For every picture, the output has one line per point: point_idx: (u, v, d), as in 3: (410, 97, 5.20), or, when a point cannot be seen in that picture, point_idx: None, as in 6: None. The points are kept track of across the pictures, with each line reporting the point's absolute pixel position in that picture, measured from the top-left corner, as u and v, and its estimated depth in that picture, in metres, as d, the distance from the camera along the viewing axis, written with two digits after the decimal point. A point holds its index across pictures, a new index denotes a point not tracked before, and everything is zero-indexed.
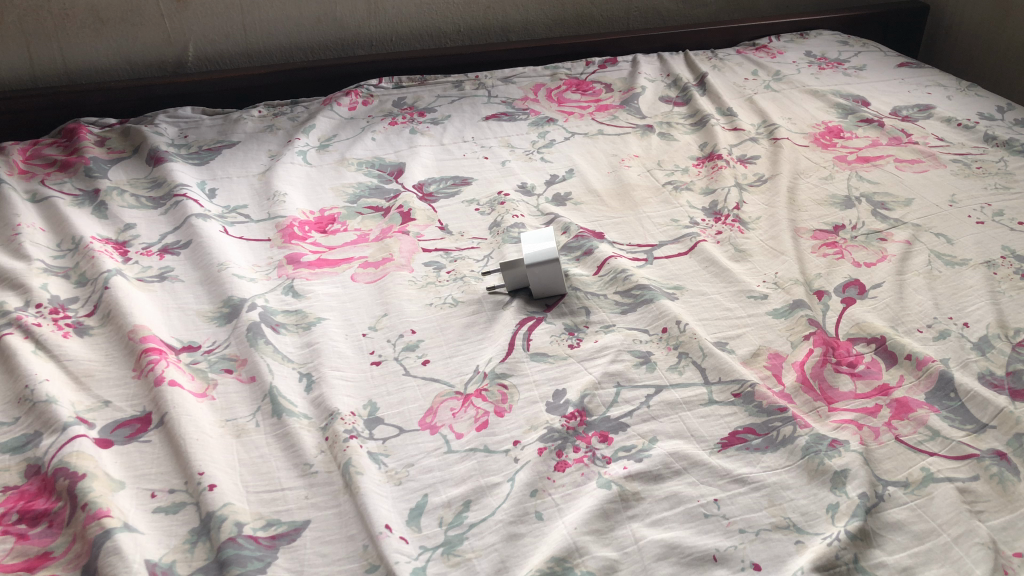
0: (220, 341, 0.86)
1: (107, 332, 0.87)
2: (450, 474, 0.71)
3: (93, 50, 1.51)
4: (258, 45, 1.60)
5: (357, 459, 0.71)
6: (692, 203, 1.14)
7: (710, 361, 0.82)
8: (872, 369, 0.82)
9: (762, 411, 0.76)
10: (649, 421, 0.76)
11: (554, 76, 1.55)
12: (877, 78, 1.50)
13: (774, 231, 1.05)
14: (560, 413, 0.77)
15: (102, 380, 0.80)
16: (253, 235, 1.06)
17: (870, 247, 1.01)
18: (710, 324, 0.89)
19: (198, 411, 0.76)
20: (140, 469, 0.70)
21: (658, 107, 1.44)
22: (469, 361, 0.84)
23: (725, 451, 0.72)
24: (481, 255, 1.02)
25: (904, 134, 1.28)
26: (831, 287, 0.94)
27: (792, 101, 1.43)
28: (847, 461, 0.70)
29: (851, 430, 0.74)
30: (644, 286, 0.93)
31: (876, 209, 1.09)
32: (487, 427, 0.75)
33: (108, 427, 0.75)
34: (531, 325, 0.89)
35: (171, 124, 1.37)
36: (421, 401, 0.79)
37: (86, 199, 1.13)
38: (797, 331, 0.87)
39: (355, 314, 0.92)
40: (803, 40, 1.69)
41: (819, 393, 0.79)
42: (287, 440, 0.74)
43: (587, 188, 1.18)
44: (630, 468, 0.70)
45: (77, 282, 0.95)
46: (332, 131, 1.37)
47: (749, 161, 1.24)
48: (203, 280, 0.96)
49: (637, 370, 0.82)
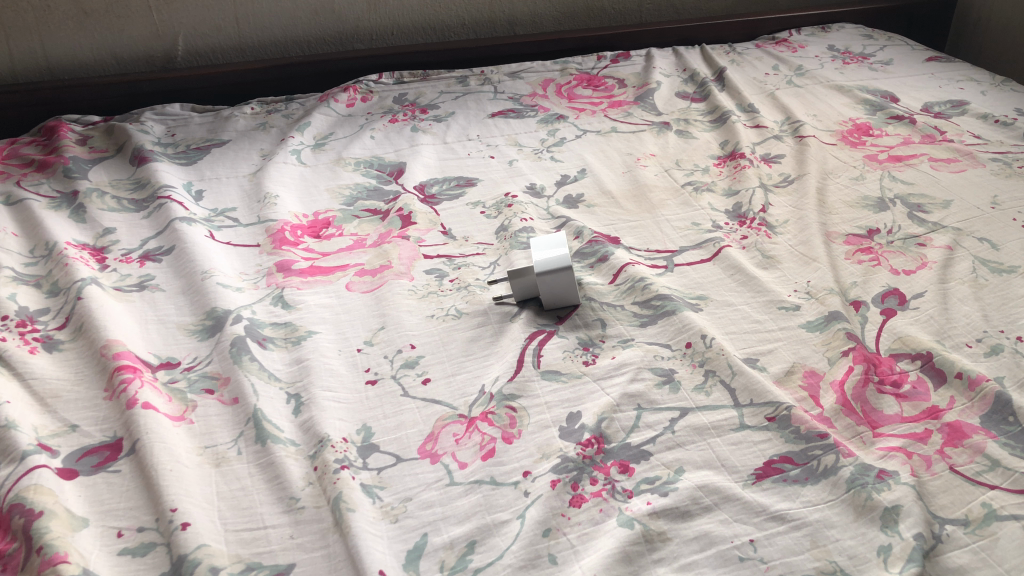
0: (202, 358, 0.79)
1: (78, 347, 0.79)
2: (453, 510, 0.63)
3: (77, 44, 1.44)
4: (251, 38, 1.53)
5: (347, 494, 0.63)
6: (714, 205, 1.06)
7: (740, 380, 0.74)
8: (919, 388, 0.74)
9: (800, 438, 0.68)
10: (674, 449, 0.68)
11: (564, 71, 1.47)
12: (905, 73, 1.42)
13: (804, 236, 0.97)
14: (574, 439, 0.69)
15: (70, 402, 0.73)
16: (242, 241, 0.99)
17: (907, 253, 0.93)
18: (738, 338, 0.81)
19: (174, 437, 0.68)
20: (107, 504, 0.63)
21: (675, 103, 1.36)
22: (474, 380, 0.76)
23: (760, 484, 0.65)
24: (487, 262, 0.95)
25: (938, 132, 1.20)
26: (869, 297, 0.86)
27: (816, 96, 1.35)
28: (898, 496, 0.62)
29: (900, 459, 0.66)
30: (664, 296, 0.85)
31: (911, 211, 1.01)
32: (494, 456, 0.68)
33: (73, 455, 0.67)
34: (542, 340, 0.81)
35: (158, 121, 1.29)
36: (421, 426, 0.71)
37: (63, 202, 1.05)
38: (834, 346, 0.79)
39: (350, 327, 0.84)
40: (825, 33, 1.61)
41: (862, 416, 0.71)
42: (272, 471, 0.66)
43: (600, 189, 1.10)
44: (654, 504, 0.63)
45: (49, 292, 0.87)
46: (329, 129, 1.29)
47: (773, 161, 1.16)
48: (185, 290, 0.88)
49: (660, 390, 0.74)
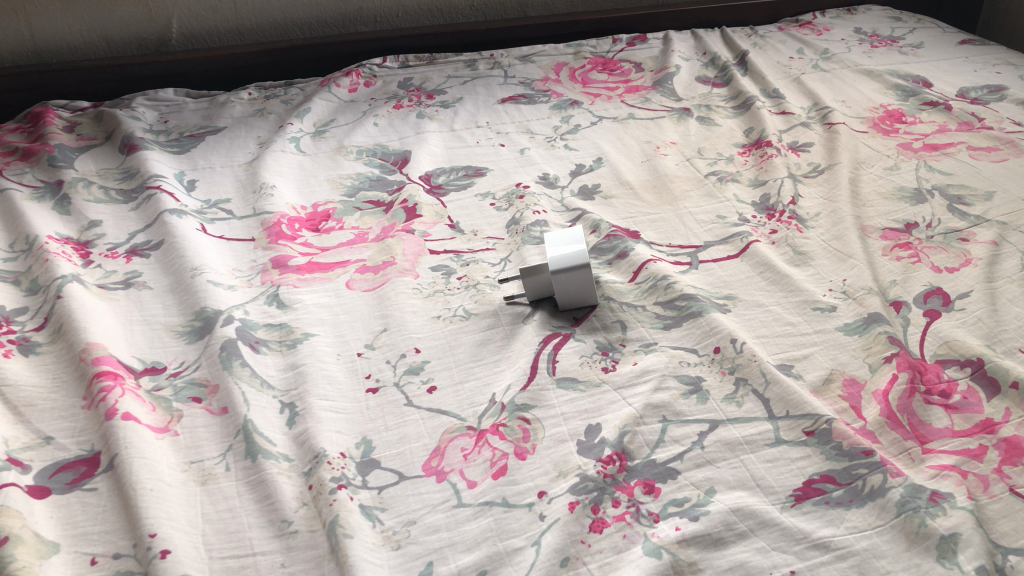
0: (189, 363, 0.73)
1: (57, 350, 0.73)
2: (460, 536, 0.57)
3: (66, 25, 1.38)
4: (249, 20, 1.47)
5: (345, 518, 0.57)
6: (740, 197, 0.99)
7: (774, 391, 0.68)
8: (970, 399, 0.67)
9: (842, 455, 0.62)
10: (704, 467, 0.62)
11: (578, 55, 1.41)
12: (937, 57, 1.35)
13: (837, 230, 0.91)
14: (594, 456, 0.63)
15: (45, 411, 0.67)
16: (236, 235, 0.93)
17: (950, 249, 0.87)
18: (771, 342, 0.75)
19: (156, 452, 0.62)
20: (80, 527, 0.57)
21: (696, 88, 1.29)
22: (483, 389, 0.70)
23: (801, 507, 0.58)
24: (497, 258, 0.89)
25: (976, 118, 1.13)
26: (910, 296, 0.80)
27: (845, 81, 1.28)
28: (956, 523, 0.56)
29: (955, 480, 0.60)
30: (690, 296, 0.79)
31: (952, 203, 0.94)
32: (506, 474, 0.62)
33: (46, 471, 0.62)
34: (557, 344, 0.75)
35: (150, 107, 1.23)
36: (426, 439, 0.65)
37: (47, 192, 0.99)
38: (875, 351, 0.73)
39: (349, 329, 0.78)
40: (851, 16, 1.54)
41: (909, 430, 0.65)
42: (263, 490, 0.60)
43: (617, 179, 1.04)
44: (684, 530, 0.56)
45: (28, 290, 0.82)
46: (330, 115, 1.23)
47: (801, 149, 1.09)
48: (174, 288, 0.83)
49: (687, 401, 0.68)
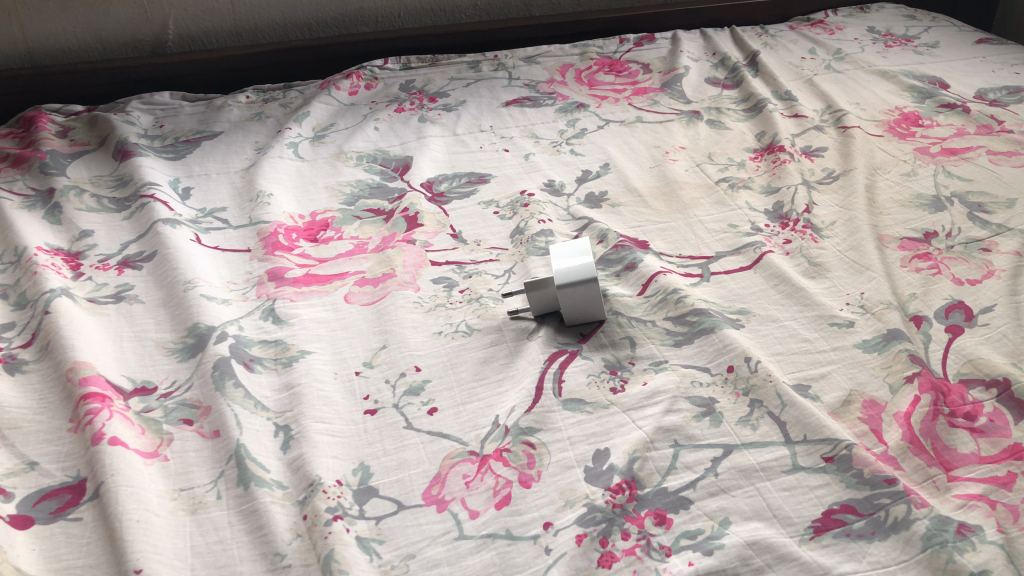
0: (181, 382, 0.70)
1: (43, 369, 0.71)
2: (462, 571, 0.54)
3: (60, 26, 1.35)
4: (247, 20, 1.44)
5: (341, 552, 0.54)
6: (752, 205, 0.96)
7: (791, 413, 0.65)
8: (997, 422, 0.64)
9: (863, 483, 0.59)
10: (718, 496, 0.59)
11: (584, 55, 1.37)
12: (954, 56, 1.31)
13: (854, 240, 0.88)
14: (602, 484, 0.60)
15: (29, 434, 0.64)
16: (231, 245, 0.90)
17: (971, 260, 0.83)
18: (786, 361, 0.72)
19: (144, 479, 0.60)
20: (64, 561, 0.55)
21: (705, 90, 1.26)
22: (487, 410, 0.67)
23: (821, 539, 0.55)
24: (501, 269, 0.86)
25: (995, 122, 1.09)
26: (931, 311, 0.77)
27: (858, 82, 1.24)
28: (985, 559, 0.52)
29: (983, 510, 0.56)
30: (701, 311, 0.76)
31: (972, 211, 0.91)
32: (509, 503, 0.59)
33: (30, 499, 0.59)
34: (564, 362, 0.72)
35: (145, 111, 1.20)
36: (426, 466, 0.62)
37: (38, 200, 0.96)
38: (896, 370, 0.69)
39: (347, 346, 0.75)
40: (864, 15, 1.50)
41: (933, 456, 0.62)
42: (255, 521, 0.57)
43: (625, 186, 1.01)
44: (697, 565, 0.53)
45: (15, 304, 0.79)
46: (330, 119, 1.20)
47: (815, 154, 1.06)
48: (165, 302, 0.80)
49: (699, 424, 0.65)
